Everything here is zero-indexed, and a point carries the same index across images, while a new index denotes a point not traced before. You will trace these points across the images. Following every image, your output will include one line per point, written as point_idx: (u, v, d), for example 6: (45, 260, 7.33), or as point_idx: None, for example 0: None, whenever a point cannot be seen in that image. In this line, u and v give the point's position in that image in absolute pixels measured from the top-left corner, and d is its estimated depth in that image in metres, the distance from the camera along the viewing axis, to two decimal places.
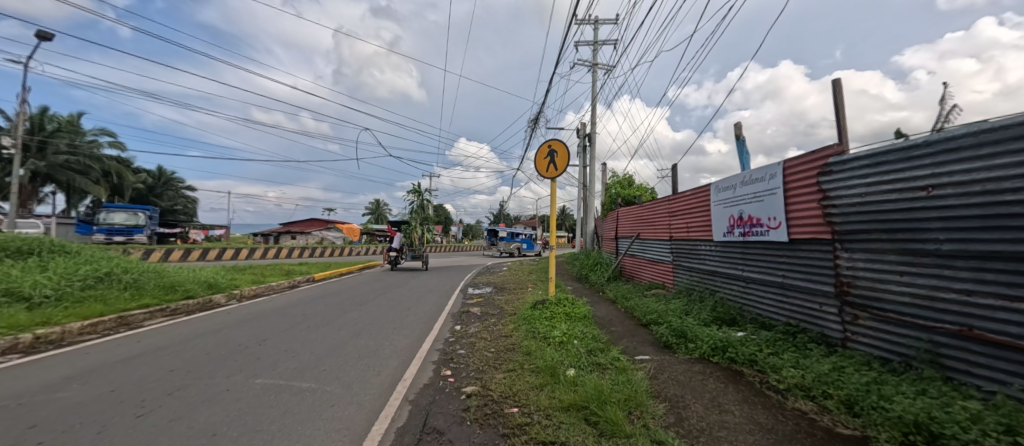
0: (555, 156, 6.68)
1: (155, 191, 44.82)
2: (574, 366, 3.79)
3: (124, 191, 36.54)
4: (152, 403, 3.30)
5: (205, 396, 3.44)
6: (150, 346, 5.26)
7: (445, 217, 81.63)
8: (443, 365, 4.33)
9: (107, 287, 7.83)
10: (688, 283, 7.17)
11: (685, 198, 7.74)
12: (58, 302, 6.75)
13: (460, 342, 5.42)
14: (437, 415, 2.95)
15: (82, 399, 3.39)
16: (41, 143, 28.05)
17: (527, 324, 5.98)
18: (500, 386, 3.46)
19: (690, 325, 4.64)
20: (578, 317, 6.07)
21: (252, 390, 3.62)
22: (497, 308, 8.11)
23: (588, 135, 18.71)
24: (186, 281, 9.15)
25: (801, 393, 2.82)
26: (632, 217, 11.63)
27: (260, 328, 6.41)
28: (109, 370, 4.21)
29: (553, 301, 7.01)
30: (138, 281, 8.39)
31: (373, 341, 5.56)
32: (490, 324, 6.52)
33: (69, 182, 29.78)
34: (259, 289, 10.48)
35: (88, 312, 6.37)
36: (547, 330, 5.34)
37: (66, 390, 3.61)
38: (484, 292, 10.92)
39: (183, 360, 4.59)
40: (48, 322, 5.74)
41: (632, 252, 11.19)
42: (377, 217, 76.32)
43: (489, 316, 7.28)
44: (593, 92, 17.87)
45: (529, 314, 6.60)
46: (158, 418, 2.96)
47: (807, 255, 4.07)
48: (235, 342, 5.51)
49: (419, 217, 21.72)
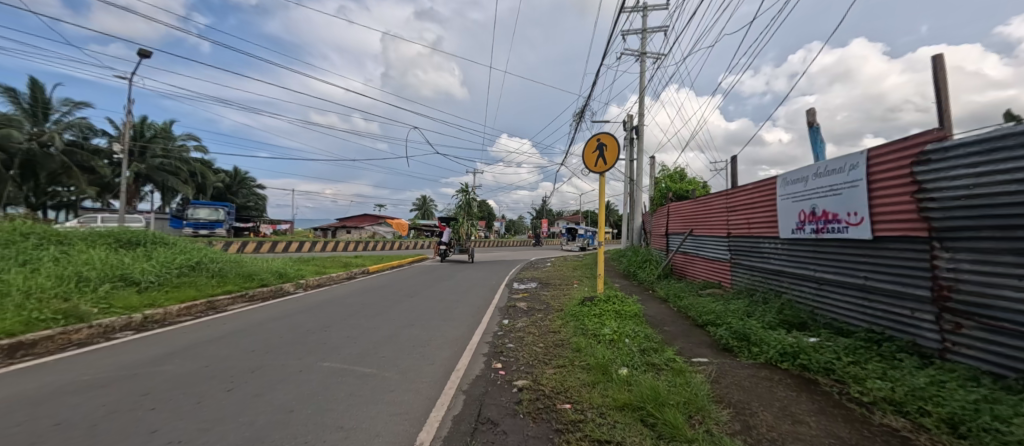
0: (605, 150, 6.50)
1: (232, 189, 49.79)
2: (627, 365, 3.69)
3: (207, 189, 41.00)
4: (239, 378, 3.70)
5: (281, 376, 3.78)
6: (231, 328, 5.85)
7: (489, 214, 83.71)
8: (494, 358, 4.42)
9: (198, 275, 8.83)
10: (749, 283, 6.69)
11: (746, 192, 7.21)
12: (160, 286, 7.75)
13: (509, 336, 5.49)
14: (490, 406, 3.01)
15: (182, 372, 3.88)
16: (141, 148, 32.23)
17: (576, 320, 5.91)
18: (551, 382, 3.46)
19: (755, 329, 4.34)
20: (628, 316, 5.92)
21: (321, 373, 3.92)
22: (543, 303, 8.10)
23: (635, 127, 18.07)
24: (261, 270, 10.11)
25: (892, 408, 2.54)
26: (684, 213, 11.10)
27: (322, 316, 6.88)
28: (200, 349, 4.74)
29: (601, 298, 6.86)
30: (222, 269, 9.38)
31: (425, 331, 5.82)
32: (537, 319, 6.54)
33: (165, 183, 33.92)
34: (322, 279, 11.34)
35: (184, 296, 7.27)
36: (596, 327, 5.25)
37: (168, 364, 4.14)
38: (529, 286, 10.99)
39: (261, 342, 5.06)
40: (153, 304, 6.62)
41: (683, 248, 10.68)
42: (426, 212, 79.89)
43: (535, 311, 7.30)
44: (641, 83, 17.16)
45: (577, 310, 6.53)
46: (245, 393, 3.30)
47: (895, 253, 3.65)
48: (303, 327, 5.99)
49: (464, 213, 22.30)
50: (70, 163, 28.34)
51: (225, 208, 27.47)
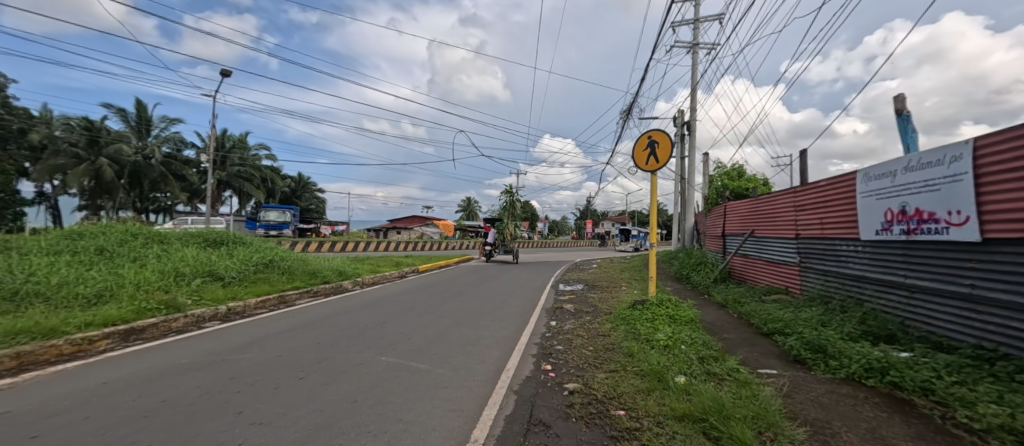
0: (656, 147, 6.23)
1: (298, 193, 54.15)
2: (685, 373, 3.50)
3: (277, 194, 44.92)
4: (308, 368, 4.00)
5: (345, 368, 4.04)
6: (300, 322, 6.36)
7: (533, 214, 83.81)
8: (543, 359, 4.40)
9: (270, 272, 9.70)
10: (823, 290, 6.09)
11: (817, 189, 6.58)
12: (240, 281, 8.61)
13: (557, 338, 5.45)
14: (542, 408, 3.00)
15: (261, 360, 4.28)
16: (223, 157, 36.04)
17: (626, 324, 5.73)
18: (603, 386, 3.38)
19: (833, 340, 3.94)
20: (683, 321, 5.63)
21: (379, 367, 4.13)
22: (591, 305, 7.94)
23: (687, 123, 17.20)
24: (323, 268, 10.89)
25: (1012, 438, 2.17)
26: (744, 212, 10.37)
27: (378, 312, 7.27)
28: (274, 340, 5.20)
29: (654, 302, 6.59)
30: (290, 267, 10.21)
31: (474, 330, 5.92)
32: (585, 321, 6.43)
33: (242, 189, 37.63)
34: (376, 277, 11.98)
35: (260, 291, 8.02)
36: (649, 332, 5.05)
37: (249, 352, 4.59)
38: (576, 288, 10.83)
39: (325, 336, 5.44)
40: (235, 297, 7.37)
41: (743, 251, 9.97)
42: (471, 213, 81.62)
43: (583, 313, 7.18)
44: (694, 76, 16.29)
45: (627, 314, 6.32)
46: (314, 382, 3.57)
47: (1012, 258, 3.14)
48: (362, 323, 6.36)
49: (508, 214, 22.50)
50: (167, 172, 32.36)
51: (292, 211, 29.89)
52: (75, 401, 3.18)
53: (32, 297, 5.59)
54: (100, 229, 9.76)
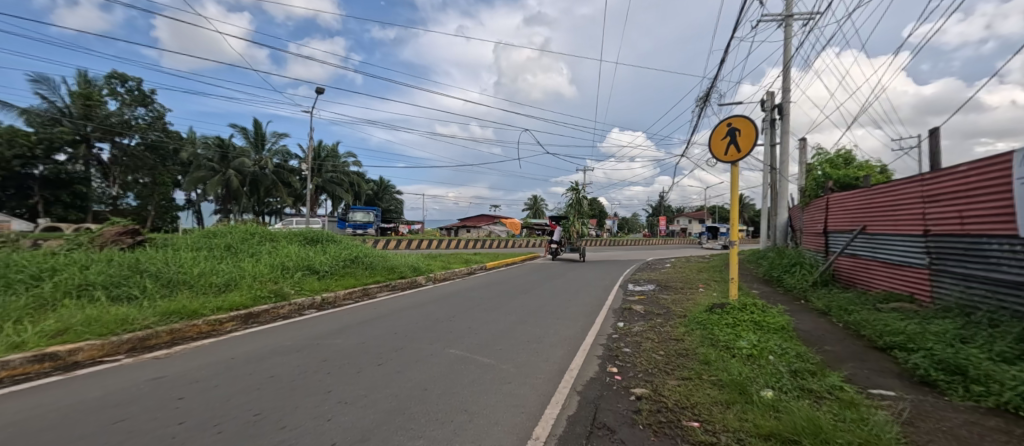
0: (738, 135, 5.63)
1: (378, 196, 58.95)
2: (772, 387, 3.11)
3: (361, 196, 49.34)
4: (385, 355, 4.31)
5: (417, 357, 4.28)
6: (378, 313, 6.89)
7: (601, 212, 81.63)
8: (609, 361, 4.22)
9: (356, 266, 10.66)
10: (963, 298, 5.01)
11: (955, 175, 5.43)
12: (331, 275, 9.59)
13: (625, 340, 5.19)
14: (606, 412, 2.86)
15: (347, 346, 4.71)
16: (318, 165, 40.48)
17: (704, 329, 5.27)
18: (675, 394, 3.13)
19: (977, 360, 3.21)
20: (772, 328, 5.02)
21: (447, 358, 4.30)
22: (664, 307, 7.46)
23: (778, 106, 15.35)
24: (400, 264, 11.68)
25: None
26: (851, 206, 8.96)
27: (448, 306, 7.60)
28: (358, 328, 5.70)
29: (736, 306, 5.99)
30: (372, 263, 11.11)
31: (539, 328, 5.89)
32: (657, 324, 6.05)
33: (333, 193, 41.93)
34: (447, 274, 12.55)
35: (347, 284, 8.87)
36: (730, 339, 4.59)
37: (337, 338, 5.08)
38: (647, 288, 10.29)
39: (400, 327, 5.82)
40: (326, 288, 8.23)
41: (851, 250, 8.63)
42: (537, 212, 82.01)
43: (654, 315, 6.77)
44: (787, 52, 14.46)
45: (704, 318, 5.82)
46: (389, 369, 3.82)
47: None
48: (432, 316, 6.69)
49: (575, 211, 22.14)
50: (277, 180, 37.28)
51: (374, 212, 32.63)
52: (207, 371, 3.77)
53: (180, 285, 6.70)
54: (227, 229, 11.57)
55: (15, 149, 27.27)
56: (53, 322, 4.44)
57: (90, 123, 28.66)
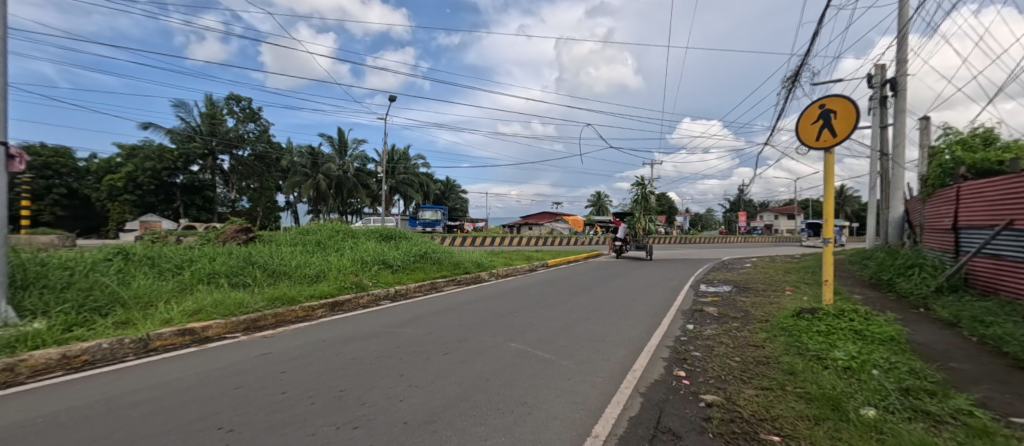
0: (833, 118, 5.02)
1: (446, 195, 61.82)
2: (875, 406, 2.75)
3: (430, 195, 52.09)
4: (450, 346, 4.57)
5: (479, 349, 4.48)
6: (445, 306, 7.30)
7: (670, 208, 77.25)
8: (676, 365, 4.05)
9: (425, 261, 11.36)
10: None
11: None
12: (403, 269, 10.34)
13: (694, 343, 4.93)
14: (672, 417, 2.77)
15: (416, 335, 5.08)
16: (392, 167, 43.51)
17: (790, 336, 4.79)
18: (753, 405, 2.92)
19: None
20: (875, 339, 4.41)
21: (508, 352, 4.44)
22: (741, 310, 6.91)
23: (889, 82, 13.25)
24: (465, 260, 12.20)
25: None
26: (992, 196, 7.46)
27: (510, 302, 7.80)
28: (426, 319, 6.10)
29: (828, 312, 5.35)
30: (440, 258, 11.74)
31: (602, 326, 5.80)
32: (732, 328, 5.64)
33: (405, 193, 44.82)
34: (510, 270, 12.84)
35: (417, 278, 9.50)
36: (822, 348, 4.13)
37: (408, 327, 5.50)
38: (722, 289, 9.59)
39: (465, 319, 6.12)
40: (399, 281, 8.90)
41: (991, 250, 7.19)
42: (600, 208, 80.11)
43: (730, 319, 6.30)
44: (901, 18, 12.40)
45: (789, 324, 5.29)
46: (454, 358, 4.05)
47: None
48: (495, 310, 6.92)
49: (641, 208, 21.25)
50: (357, 182, 40.82)
51: (442, 211, 34.39)
52: (302, 351, 4.34)
53: (282, 275, 7.71)
54: (317, 226, 13.01)
55: (163, 162, 33.63)
56: (191, 303, 5.41)
57: (214, 138, 33.87)
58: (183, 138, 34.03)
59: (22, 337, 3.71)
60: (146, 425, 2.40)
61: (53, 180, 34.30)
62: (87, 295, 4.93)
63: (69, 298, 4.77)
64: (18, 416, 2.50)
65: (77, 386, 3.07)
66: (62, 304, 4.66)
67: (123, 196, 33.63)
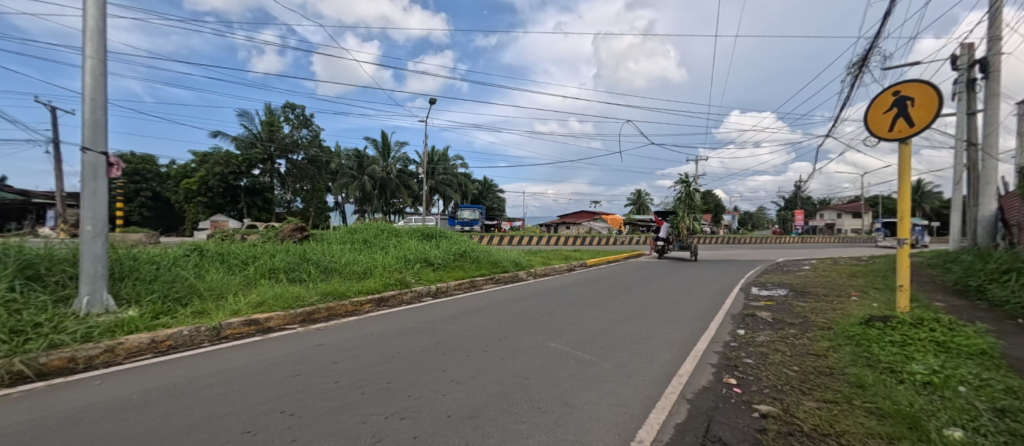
0: (910, 106, 4.53)
1: (484, 194, 62.71)
2: (962, 427, 2.47)
3: (469, 195, 53.05)
4: (491, 343, 4.64)
5: (519, 348, 4.51)
6: (485, 304, 7.42)
7: (717, 206, 73.50)
8: (726, 371, 3.85)
9: (465, 260, 11.60)
10: None
11: None
12: (444, 267, 10.62)
13: (746, 349, 4.66)
14: (723, 426, 2.64)
15: (458, 332, 5.20)
16: (432, 168, 44.79)
17: (856, 346, 4.40)
18: (814, 418, 2.72)
19: None
20: (960, 352, 3.95)
21: (548, 351, 4.44)
22: (798, 316, 6.45)
23: (978, 63, 11.79)
24: (504, 259, 12.32)
25: None
26: None
27: (549, 301, 7.78)
28: (466, 317, 6.23)
29: (902, 320, 4.86)
30: (480, 257, 11.93)
31: (645, 329, 5.63)
32: (789, 335, 5.27)
33: (445, 193, 45.95)
34: (548, 269, 12.80)
35: (458, 276, 9.72)
36: (896, 360, 3.75)
37: (450, 324, 5.64)
38: (776, 293, 9.00)
39: (504, 318, 6.19)
40: (440, 279, 9.16)
41: None
42: (641, 207, 77.76)
43: (786, 325, 5.90)
44: None
45: (856, 333, 4.85)
46: (495, 356, 4.11)
47: None
48: (534, 310, 6.93)
49: (686, 206, 20.40)
50: (400, 183, 42.43)
51: (480, 210, 34.98)
52: (353, 343, 4.59)
53: (333, 272, 8.19)
54: (365, 225, 13.69)
55: (230, 167, 37.03)
56: (255, 296, 5.89)
57: (272, 144, 36.58)
58: (246, 144, 37.06)
59: (119, 323, 4.20)
60: (219, 405, 2.64)
61: (140, 184, 38.70)
62: (169, 286, 5.51)
63: (155, 288, 5.36)
64: (115, 392, 2.85)
65: (163, 368, 3.45)
66: (150, 294, 5.24)
67: (197, 197, 37.26)
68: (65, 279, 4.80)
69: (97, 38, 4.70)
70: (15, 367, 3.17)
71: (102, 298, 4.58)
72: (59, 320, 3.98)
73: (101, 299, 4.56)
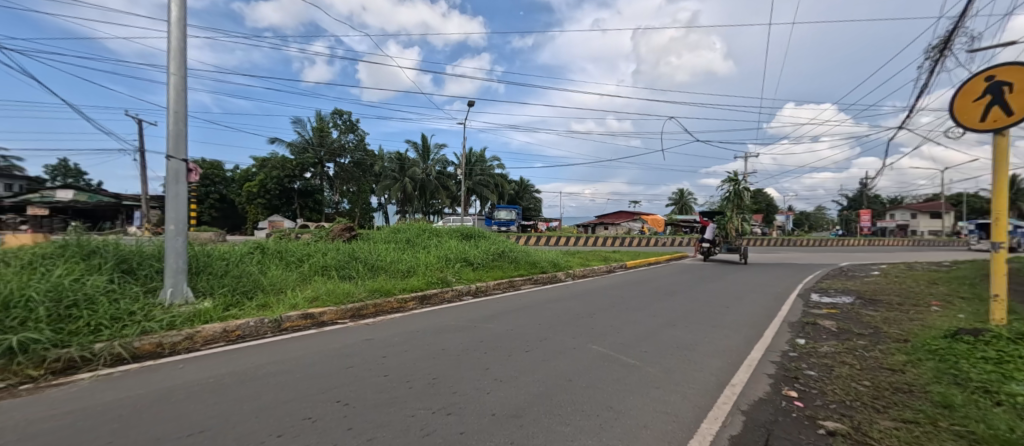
0: (1007, 92, 3.99)
1: (521, 195, 62.91)
2: None
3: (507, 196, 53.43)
4: (532, 344, 4.63)
5: (561, 349, 4.47)
6: (524, 304, 7.43)
7: (769, 206, 68.98)
8: (786, 383, 3.59)
9: (504, 260, 11.70)
10: None
11: None
12: (483, 267, 10.77)
13: (807, 360, 4.32)
14: (784, 442, 2.46)
15: (499, 331, 5.25)
16: (471, 169, 45.58)
17: (940, 361, 3.95)
18: (891, 439, 2.47)
19: None
20: None
21: (590, 354, 4.37)
22: (867, 326, 5.89)
23: None
24: (542, 260, 12.30)
25: None
26: None
27: (590, 303, 7.66)
28: (506, 316, 6.27)
29: (997, 335, 4.30)
30: (518, 257, 11.98)
31: (692, 334, 5.39)
32: (857, 346, 4.82)
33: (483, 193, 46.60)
34: (587, 270, 12.61)
35: (497, 276, 9.82)
36: (991, 380, 3.33)
37: (491, 323, 5.70)
38: (840, 300, 8.29)
39: (544, 319, 6.16)
40: (480, 279, 9.30)
41: None
42: (685, 207, 74.62)
43: (853, 335, 5.41)
44: None
45: (939, 347, 4.35)
46: (536, 356, 4.10)
47: None
48: (574, 311, 6.85)
49: (734, 206, 19.34)
50: (440, 184, 43.56)
51: (517, 210, 35.18)
52: (399, 339, 4.76)
53: (379, 270, 8.56)
54: (407, 225, 14.18)
55: (285, 170, 39.84)
56: (310, 291, 6.28)
57: (322, 149, 38.88)
58: (299, 149, 39.68)
59: (196, 314, 4.64)
60: (282, 392, 2.84)
61: (209, 187, 42.58)
62: (237, 281, 6.02)
63: (225, 282, 5.86)
64: (195, 376, 3.15)
65: (233, 356, 3.76)
66: (221, 288, 5.74)
67: (257, 199, 40.36)
68: (153, 273, 5.38)
69: (178, 57, 5.21)
70: (115, 350, 3.61)
71: (183, 290, 5.08)
72: (149, 309, 4.47)
73: (182, 291, 5.06)
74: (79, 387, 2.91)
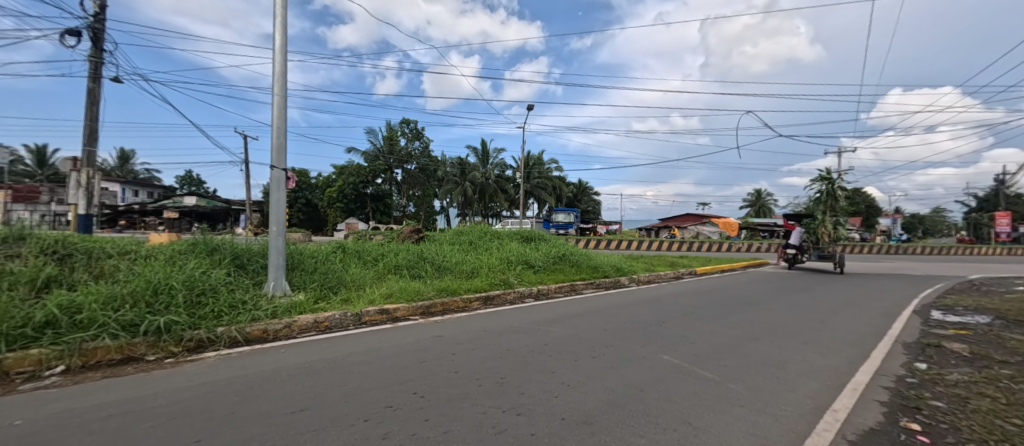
0: None
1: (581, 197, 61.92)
2: None
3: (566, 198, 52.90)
4: (598, 350, 4.51)
5: (630, 357, 4.30)
6: (588, 308, 7.28)
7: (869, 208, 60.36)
8: (903, 413, 3.09)
9: (565, 263, 11.57)
10: None
11: None
12: (544, 270, 10.76)
13: (931, 389, 3.68)
14: None
15: (563, 335, 5.19)
16: (530, 172, 45.90)
17: None
18: None
19: None
20: None
21: (662, 364, 4.14)
22: (1013, 353, 4.87)
23: None
24: (604, 264, 11.97)
25: None
26: None
27: (658, 310, 7.28)
28: (570, 320, 6.19)
29: None
30: (579, 261, 11.78)
31: (779, 350, 4.86)
32: (1001, 377, 4.00)
33: (542, 196, 46.66)
34: (653, 276, 12.02)
35: (559, 279, 9.74)
36: None
37: (555, 327, 5.66)
38: (971, 320, 6.96)
39: (610, 325, 5.98)
40: (542, 281, 9.29)
41: None
42: (763, 209, 68.11)
43: (993, 362, 4.50)
44: None
45: None
46: (604, 363, 3.98)
47: None
48: (642, 318, 6.55)
49: (826, 208, 17.19)
50: (500, 188, 44.48)
51: (576, 213, 34.72)
52: (466, 338, 4.91)
53: (444, 270, 8.93)
54: (470, 228, 14.64)
55: (360, 177, 43.49)
56: (385, 289, 6.74)
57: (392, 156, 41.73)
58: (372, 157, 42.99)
59: (292, 306, 5.20)
60: (365, 381, 3.07)
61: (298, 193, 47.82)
62: (324, 277, 6.65)
63: (315, 278, 6.51)
64: (293, 360, 3.54)
65: (323, 345, 4.16)
66: (311, 283, 6.40)
67: (337, 203, 44.40)
68: (259, 268, 6.16)
69: (280, 79, 5.90)
70: (232, 334, 4.18)
71: (282, 284, 5.73)
72: (257, 299, 5.12)
73: (282, 285, 5.72)
74: (207, 363, 3.42)
